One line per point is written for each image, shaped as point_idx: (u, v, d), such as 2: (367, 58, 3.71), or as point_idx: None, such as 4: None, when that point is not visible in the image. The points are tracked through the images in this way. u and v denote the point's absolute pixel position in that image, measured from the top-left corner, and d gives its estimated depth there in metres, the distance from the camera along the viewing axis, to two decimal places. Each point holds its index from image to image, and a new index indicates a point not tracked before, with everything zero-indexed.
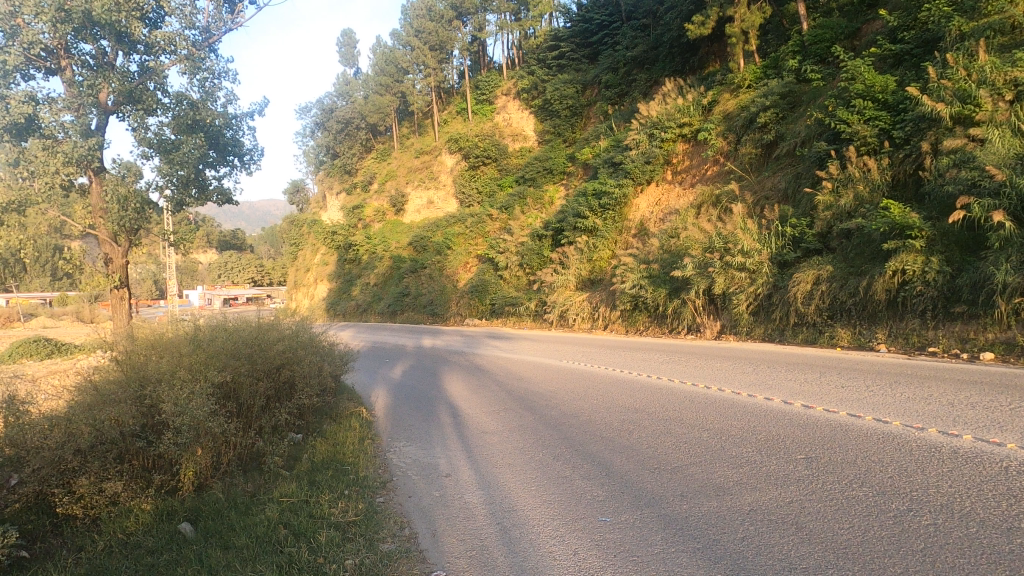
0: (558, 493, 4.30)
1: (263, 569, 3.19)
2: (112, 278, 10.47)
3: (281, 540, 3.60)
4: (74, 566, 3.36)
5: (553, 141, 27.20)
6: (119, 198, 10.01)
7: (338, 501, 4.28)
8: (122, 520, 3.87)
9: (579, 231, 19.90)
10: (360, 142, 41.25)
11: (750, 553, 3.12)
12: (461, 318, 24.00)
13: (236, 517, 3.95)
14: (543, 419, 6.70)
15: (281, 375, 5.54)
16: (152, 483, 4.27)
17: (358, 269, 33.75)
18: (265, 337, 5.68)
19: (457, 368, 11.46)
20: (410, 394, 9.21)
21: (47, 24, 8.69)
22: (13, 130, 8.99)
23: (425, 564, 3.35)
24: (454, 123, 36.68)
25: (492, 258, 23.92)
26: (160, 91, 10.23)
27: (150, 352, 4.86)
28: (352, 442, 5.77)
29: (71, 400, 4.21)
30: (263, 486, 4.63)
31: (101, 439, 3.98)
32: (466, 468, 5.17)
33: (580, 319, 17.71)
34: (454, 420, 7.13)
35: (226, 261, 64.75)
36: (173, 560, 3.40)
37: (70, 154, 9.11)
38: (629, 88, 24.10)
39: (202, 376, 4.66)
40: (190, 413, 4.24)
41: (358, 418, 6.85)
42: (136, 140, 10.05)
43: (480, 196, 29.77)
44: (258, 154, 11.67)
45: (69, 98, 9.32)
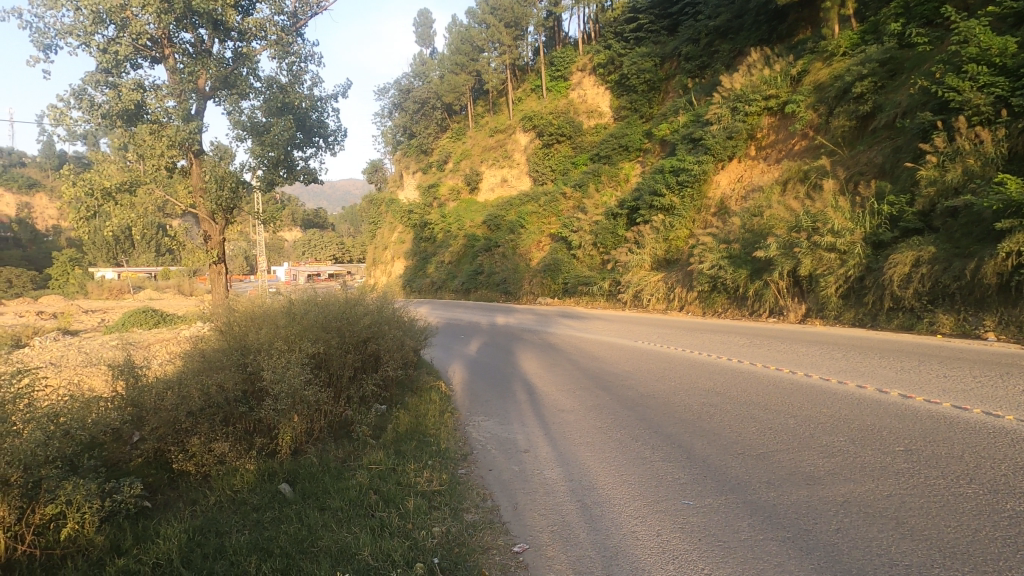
0: (638, 474, 4.25)
1: (357, 531, 3.36)
2: (210, 253, 11.22)
3: (372, 505, 3.77)
4: (191, 517, 3.66)
5: (630, 117, 26.55)
6: (217, 178, 10.88)
7: (423, 470, 4.43)
8: (230, 478, 4.14)
9: (655, 210, 19.45)
10: (436, 122, 41.82)
11: (844, 545, 3.00)
12: (534, 297, 24.08)
13: (331, 481, 4.18)
14: (620, 399, 6.64)
15: (367, 348, 5.81)
16: (254, 445, 4.55)
17: (433, 247, 34.35)
18: (352, 311, 5.94)
19: (529, 346, 11.55)
20: (486, 370, 9.37)
21: (152, 15, 9.16)
22: (124, 117, 9.73)
23: (508, 536, 3.43)
24: (529, 101, 36.47)
25: (565, 237, 23.75)
26: (253, 75, 10.74)
27: (250, 322, 5.22)
28: (433, 415, 5.95)
29: (183, 365, 4.60)
30: (353, 453, 4.85)
31: (209, 402, 4.30)
32: (544, 444, 5.21)
33: (655, 299, 17.33)
34: (530, 396, 7.19)
35: (311, 239, 67.74)
36: (276, 517, 3.63)
37: (174, 138, 9.77)
38: (712, 60, 23.09)
39: (297, 347, 4.95)
40: (287, 381, 4.48)
41: (437, 392, 7.06)
42: (231, 123, 10.62)
43: (554, 174, 29.52)
44: (342, 134, 12.05)
45: (171, 85, 9.89)
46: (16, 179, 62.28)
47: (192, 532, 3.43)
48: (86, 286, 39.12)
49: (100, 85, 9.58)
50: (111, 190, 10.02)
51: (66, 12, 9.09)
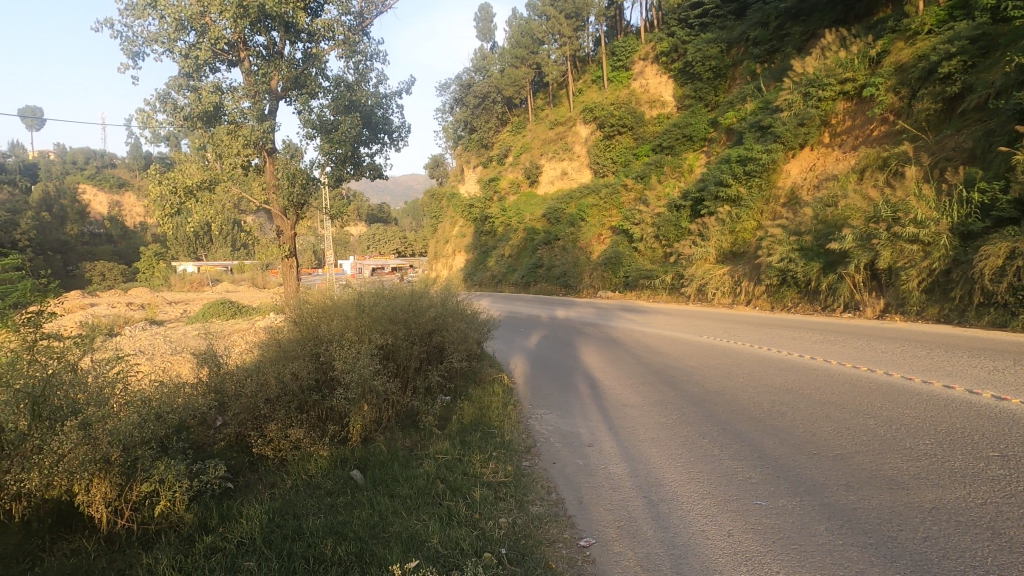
0: (706, 472, 4.14)
1: (426, 519, 3.44)
2: (282, 247, 11.70)
3: (439, 494, 3.84)
4: (270, 499, 3.84)
5: (694, 106, 25.83)
6: (289, 175, 11.19)
7: (488, 462, 4.47)
8: (305, 463, 4.30)
9: (721, 200, 18.86)
10: (496, 116, 41.96)
11: (933, 554, 2.83)
12: (594, 290, 23.85)
13: (399, 469, 4.29)
14: (685, 395, 6.48)
15: (432, 340, 5.94)
16: (327, 433, 4.72)
17: (493, 241, 34.51)
18: (417, 304, 6.08)
19: (590, 340, 11.46)
20: (547, 363, 9.36)
21: (229, 20, 9.56)
22: (204, 118, 10.27)
23: (574, 529, 3.42)
24: (589, 92, 36.08)
25: (627, 230, 23.43)
26: (321, 75, 11.09)
27: (322, 314, 5.43)
28: (496, 407, 6.00)
29: (261, 355, 4.83)
30: (419, 442, 4.96)
31: (285, 390, 4.49)
32: (608, 439, 5.15)
33: (720, 293, 16.82)
34: (592, 390, 7.14)
35: (375, 233, 69.52)
36: (349, 502, 3.77)
37: (249, 137, 10.19)
38: (782, 44, 22.15)
39: (367, 338, 5.10)
40: (358, 371, 4.61)
41: (500, 384, 7.11)
42: (302, 122, 11.01)
43: (616, 166, 29.08)
44: (406, 131, 12.27)
45: (247, 86, 10.33)
46: (108, 180, 66.83)
47: (272, 514, 3.60)
48: (170, 279, 41.61)
49: (182, 89, 10.13)
50: (193, 188, 10.63)
51: (151, 21, 9.64)
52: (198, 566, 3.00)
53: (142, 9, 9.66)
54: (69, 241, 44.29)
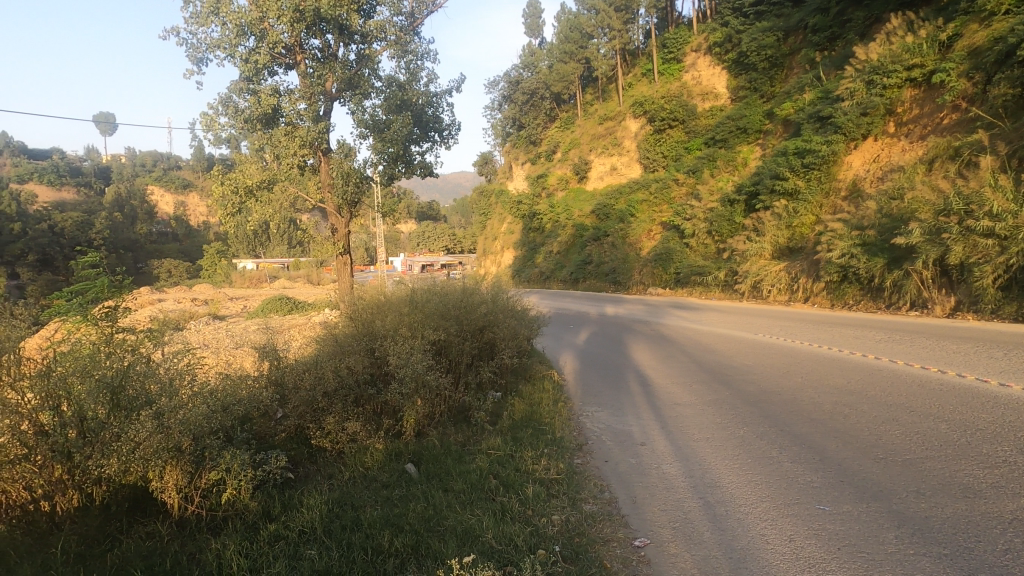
0: (765, 474, 4.02)
1: (480, 514, 3.47)
2: (337, 245, 11.99)
3: (492, 490, 3.87)
4: (328, 490, 3.95)
5: (749, 97, 25.06)
6: (343, 173, 11.41)
7: (540, 458, 4.47)
8: (361, 456, 4.41)
9: (777, 194, 18.25)
10: (545, 112, 41.78)
11: (1014, 567, 2.67)
12: (644, 287, 23.50)
13: (452, 463, 4.34)
14: (741, 394, 6.30)
15: (484, 336, 5.98)
16: (382, 426, 4.82)
17: (542, 237, 34.39)
18: (469, 300, 6.13)
19: (641, 337, 11.29)
20: (597, 360, 9.27)
21: (286, 24, 9.83)
22: (264, 120, 10.62)
23: (629, 529, 3.37)
24: (640, 86, 35.50)
25: (678, 225, 23.00)
26: (374, 76, 11.30)
27: (376, 310, 5.55)
28: (547, 404, 5.98)
29: (319, 350, 4.98)
30: (471, 437, 5.00)
31: (341, 384, 4.62)
32: (661, 438, 5.06)
33: (777, 290, 16.30)
34: (644, 388, 7.03)
35: (425, 231, 70.49)
36: (404, 495, 3.83)
37: (305, 138, 10.47)
38: (844, 30, 21.22)
39: (420, 334, 5.18)
40: (412, 366, 4.67)
41: (550, 380, 7.10)
42: (355, 122, 11.25)
43: (666, 160, 28.52)
44: (456, 128, 12.37)
45: (303, 88, 10.60)
46: (173, 181, 69.95)
47: (332, 504, 3.70)
48: (231, 276, 43.28)
49: (243, 93, 10.50)
50: (253, 188, 11.04)
51: (214, 28, 10.02)
52: (262, 553, 3.11)
53: (205, 17, 10.06)
54: (139, 239, 46.66)
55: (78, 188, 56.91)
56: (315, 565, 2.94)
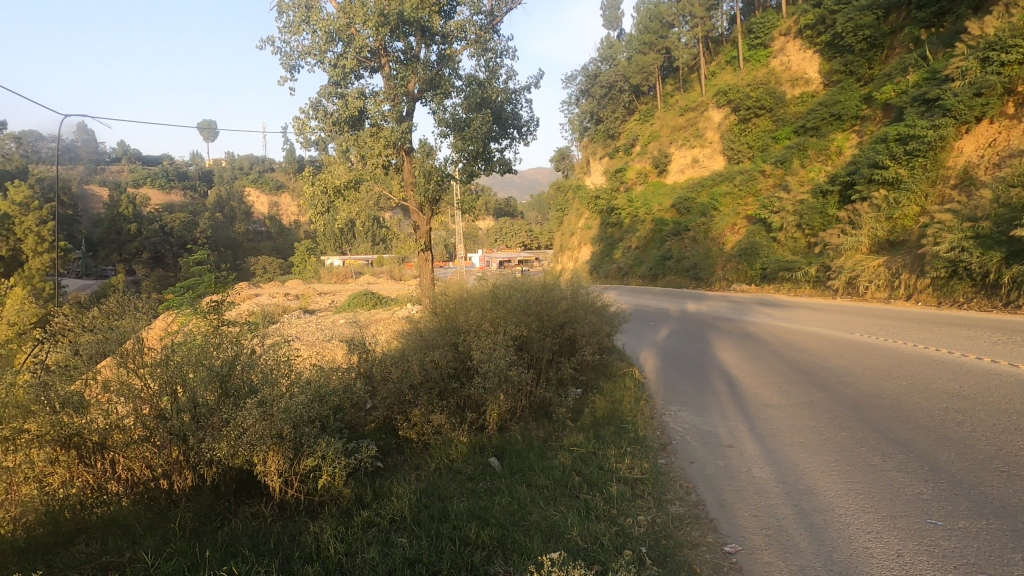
0: (866, 483, 3.77)
1: (564, 510, 3.47)
2: (419, 242, 12.24)
3: (575, 487, 3.86)
4: (416, 480, 4.06)
5: (844, 81, 23.54)
6: (425, 172, 11.56)
7: (623, 457, 4.40)
8: (447, 449, 4.50)
9: (876, 184, 17.06)
10: (624, 105, 40.80)
11: None
12: (727, 283, 22.63)
13: (535, 458, 4.36)
14: (837, 397, 5.95)
15: (564, 332, 5.97)
16: (465, 420, 4.91)
17: (620, 233, 33.79)
18: (550, 296, 6.14)
19: (725, 335, 10.88)
20: (679, 358, 9.01)
21: (372, 28, 10.15)
22: (350, 122, 11.02)
23: (718, 534, 3.26)
24: (724, 74, 34.16)
25: (765, 218, 22.01)
26: (455, 75, 11.49)
27: (460, 307, 5.67)
28: (629, 402, 5.88)
29: (405, 344, 5.15)
30: (553, 434, 5.00)
31: (427, 377, 4.77)
32: (750, 441, 4.85)
33: (875, 287, 15.21)
34: (730, 388, 6.76)
35: (502, 227, 71.14)
36: (488, 489, 3.89)
37: (389, 138, 10.77)
38: (953, 4, 19.46)
39: (502, 329, 5.23)
40: (495, 361, 4.71)
41: (631, 378, 6.97)
42: (436, 121, 11.46)
43: (752, 151, 27.30)
44: (535, 125, 12.38)
45: (388, 91, 10.94)
46: (267, 182, 74.01)
47: (420, 494, 3.81)
48: (319, 272, 45.43)
49: (332, 96, 10.94)
50: (341, 188, 11.58)
51: (305, 35, 10.52)
52: (356, 538, 3.25)
53: (297, 25, 10.56)
54: (237, 238, 49.78)
55: (184, 191, 61.44)
56: (406, 552, 3.05)
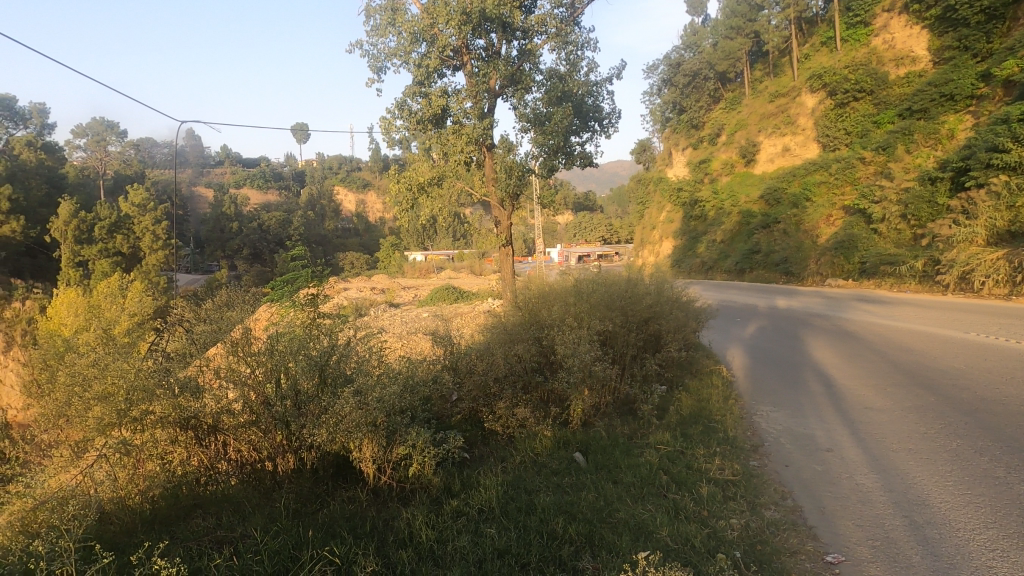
0: (989, 496, 3.45)
1: (653, 509, 3.42)
2: (500, 237, 12.27)
3: (663, 486, 3.78)
4: (502, 472, 4.10)
5: (958, 58, 21.53)
6: (506, 167, 11.67)
7: (713, 458, 4.26)
8: (532, 442, 4.52)
9: (994, 169, 15.52)
10: (708, 93, 39.00)
11: None
12: (821, 278, 21.35)
13: (620, 455, 4.31)
14: (951, 402, 5.46)
15: (649, 327, 5.86)
16: (550, 414, 4.91)
17: (704, 226, 32.61)
18: (634, 291, 6.04)
19: (820, 332, 10.27)
20: (769, 357, 8.59)
21: (454, 28, 10.31)
22: (433, 120, 11.25)
23: (818, 542, 3.09)
24: (818, 57, 32.15)
25: (864, 209, 20.59)
26: (535, 70, 11.48)
27: (543, 301, 5.68)
28: (717, 400, 5.68)
29: (490, 337, 5.24)
30: (638, 431, 4.92)
31: (511, 371, 4.82)
32: (852, 445, 4.56)
33: (993, 282, 13.82)
34: (827, 389, 6.37)
35: (581, 222, 70.48)
36: (574, 483, 3.89)
37: (470, 135, 10.93)
38: None
39: (586, 325, 5.20)
40: (579, 356, 4.68)
41: (719, 376, 6.71)
42: (517, 116, 11.50)
43: (849, 137, 25.53)
44: (616, 116, 12.17)
45: (469, 89, 11.07)
46: (355, 181, 77.04)
47: (507, 486, 3.85)
48: (403, 267, 46.82)
49: (416, 96, 11.22)
50: (425, 185, 11.85)
51: (391, 38, 10.84)
52: (446, 526, 3.34)
53: (383, 29, 10.92)
54: (327, 235, 52.24)
55: (280, 191, 65.19)
56: (495, 544, 3.10)
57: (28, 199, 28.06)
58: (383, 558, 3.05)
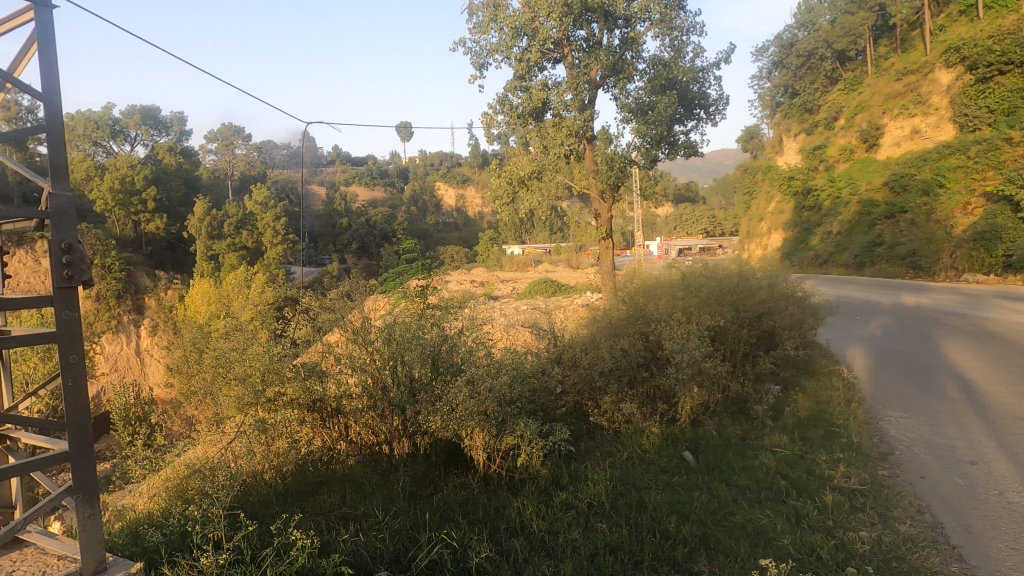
0: None
1: (772, 515, 3.34)
2: (600, 230, 12.07)
3: (782, 491, 3.65)
4: (610, 467, 4.10)
5: None
6: (607, 159, 11.47)
7: (836, 464, 4.01)
8: (639, 438, 4.48)
9: None
10: (825, 74, 35.80)
11: None
12: (956, 273, 19.25)
13: (733, 457, 4.19)
14: None
15: (762, 324, 5.59)
16: (657, 410, 4.83)
17: (818, 217, 30.28)
18: (746, 284, 5.76)
19: (956, 332, 9.28)
20: (897, 358, 7.87)
21: (555, 20, 10.30)
22: (534, 113, 11.23)
23: (963, 563, 2.81)
24: (956, 27, 28.90)
25: (1010, 196, 18.33)
26: (637, 59, 11.18)
27: (648, 295, 5.57)
28: (838, 402, 5.30)
29: (595, 331, 5.22)
30: (751, 432, 4.73)
31: (617, 365, 4.79)
32: (1001, 459, 4.09)
33: None
34: (967, 395, 5.75)
35: (683, 214, 68.02)
36: (686, 483, 3.85)
37: (571, 128, 10.86)
38: None
39: (695, 320, 5.05)
40: (688, 352, 4.55)
41: (839, 377, 6.24)
42: (618, 107, 11.23)
43: (993, 116, 22.78)
44: (724, 103, 11.62)
45: (570, 80, 10.98)
46: (455, 177, 79.03)
47: (615, 482, 3.85)
48: (501, 261, 47.39)
49: (517, 90, 11.29)
50: (525, 178, 11.94)
51: (493, 34, 10.96)
52: (557, 518, 3.43)
53: (485, 25, 11.04)
54: (428, 229, 53.97)
55: (385, 187, 68.17)
56: (607, 539, 3.17)
57: (170, 198, 31.22)
58: (497, 546, 3.19)
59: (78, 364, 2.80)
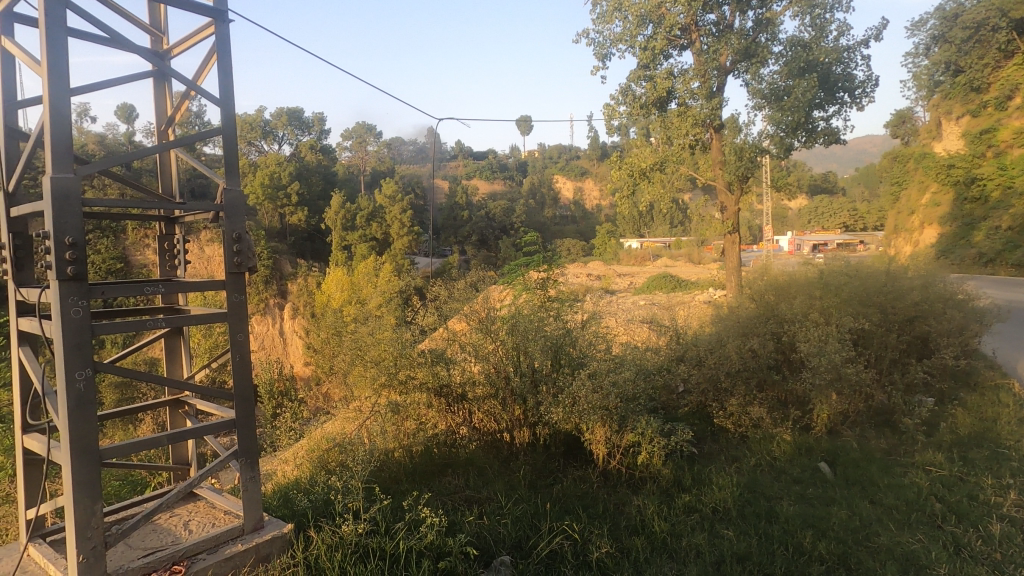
0: None
1: (924, 541, 3.09)
2: (725, 223, 11.38)
3: (937, 516, 3.35)
4: (737, 473, 3.97)
5: None
6: (736, 149, 10.86)
7: (1006, 490, 3.55)
8: (768, 445, 4.30)
9: None
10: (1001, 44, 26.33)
11: None
12: None
13: (878, 472, 3.89)
14: None
15: (914, 329, 5.06)
16: (790, 416, 4.60)
17: (984, 211, 24.87)
18: (897, 283, 5.22)
19: None
20: None
21: (683, 5, 9.95)
22: (658, 102, 10.87)
23: None
24: None
25: None
26: (773, 41, 10.45)
27: (781, 293, 5.25)
28: (1009, 420, 4.67)
29: (721, 327, 5.02)
30: (898, 447, 4.35)
31: (745, 366, 4.61)
32: None
33: None
34: None
35: (819, 206, 62.41)
36: (823, 497, 3.65)
37: (697, 117, 10.40)
38: None
39: (834, 323, 4.70)
40: (827, 356, 4.27)
41: (1011, 391, 5.46)
42: (751, 93, 10.62)
43: None
44: (873, 84, 10.57)
45: (697, 67, 10.54)
46: (573, 170, 78.47)
47: (742, 489, 3.73)
48: (619, 255, 46.38)
49: (641, 80, 10.97)
50: (646, 170, 11.52)
51: (617, 23, 10.73)
52: (680, 521, 3.40)
53: (610, 14, 10.84)
54: (546, 222, 53.98)
55: (504, 180, 69.12)
56: (735, 548, 3.10)
57: (311, 192, 33.89)
58: (617, 543, 3.22)
59: (244, 342, 3.15)
